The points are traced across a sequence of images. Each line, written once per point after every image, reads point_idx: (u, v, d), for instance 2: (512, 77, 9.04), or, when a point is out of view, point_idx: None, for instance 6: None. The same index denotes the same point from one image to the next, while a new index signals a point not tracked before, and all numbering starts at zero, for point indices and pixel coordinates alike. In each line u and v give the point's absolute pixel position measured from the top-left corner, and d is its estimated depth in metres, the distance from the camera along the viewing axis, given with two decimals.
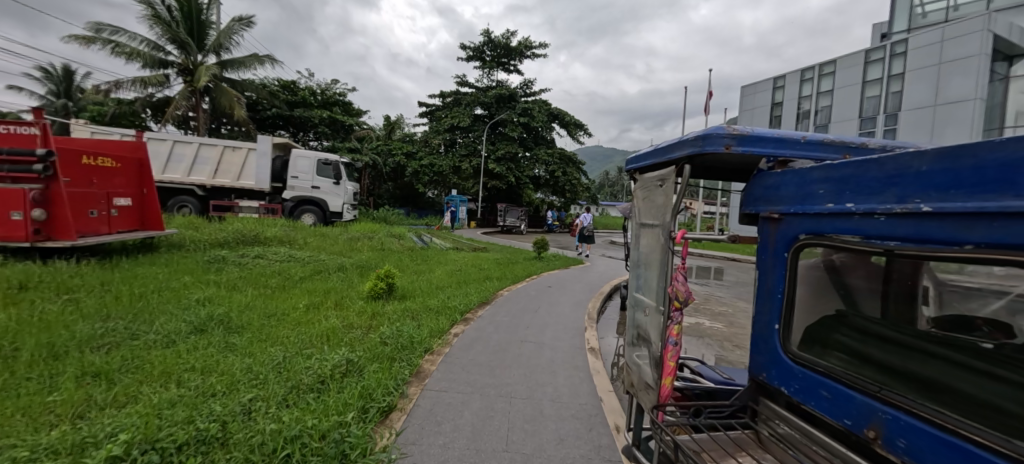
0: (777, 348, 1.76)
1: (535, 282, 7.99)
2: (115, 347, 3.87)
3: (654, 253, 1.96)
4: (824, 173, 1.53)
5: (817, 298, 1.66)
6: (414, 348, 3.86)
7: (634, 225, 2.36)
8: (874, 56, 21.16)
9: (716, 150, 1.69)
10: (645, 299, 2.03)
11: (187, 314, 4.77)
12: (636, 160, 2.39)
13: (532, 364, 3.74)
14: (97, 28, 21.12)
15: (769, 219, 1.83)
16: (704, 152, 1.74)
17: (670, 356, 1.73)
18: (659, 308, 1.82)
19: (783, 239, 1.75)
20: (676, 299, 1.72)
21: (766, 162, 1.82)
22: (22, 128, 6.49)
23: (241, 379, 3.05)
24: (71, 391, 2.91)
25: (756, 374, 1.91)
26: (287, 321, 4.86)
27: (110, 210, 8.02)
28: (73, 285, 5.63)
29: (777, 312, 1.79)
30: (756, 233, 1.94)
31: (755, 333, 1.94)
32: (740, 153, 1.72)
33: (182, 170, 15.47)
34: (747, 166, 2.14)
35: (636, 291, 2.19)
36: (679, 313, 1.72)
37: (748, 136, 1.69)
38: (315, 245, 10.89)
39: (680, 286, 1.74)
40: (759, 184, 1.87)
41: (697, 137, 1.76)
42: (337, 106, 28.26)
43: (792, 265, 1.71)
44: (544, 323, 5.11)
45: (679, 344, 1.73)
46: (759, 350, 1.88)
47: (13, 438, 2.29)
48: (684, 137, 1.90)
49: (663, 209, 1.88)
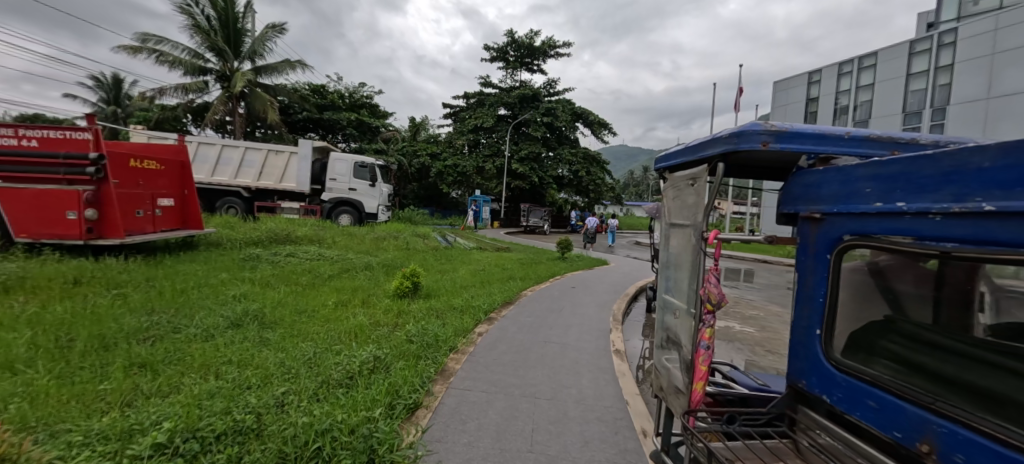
0: (818, 354, 1.69)
1: (558, 283, 7.95)
2: (159, 339, 4.09)
3: (685, 254, 1.90)
4: (870, 170, 1.45)
5: (863, 302, 1.57)
6: (439, 346, 3.91)
7: (663, 226, 2.30)
8: (919, 47, 20.11)
9: (752, 148, 1.63)
10: (675, 301, 1.98)
11: (224, 310, 5.00)
12: (666, 160, 2.33)
13: (556, 365, 3.73)
14: (143, 38, 22.49)
15: (810, 219, 1.75)
16: (738, 150, 1.68)
17: (702, 360, 1.67)
18: (690, 311, 1.77)
19: (824, 240, 1.68)
20: (709, 302, 1.66)
21: (806, 160, 1.75)
22: (77, 134, 6.92)
23: (275, 373, 3.16)
24: (121, 380, 3.10)
25: (794, 381, 1.83)
26: (317, 317, 5.01)
27: (155, 210, 8.48)
28: (121, 281, 5.99)
29: (817, 317, 1.71)
30: (795, 234, 1.85)
31: (793, 339, 1.86)
32: (777, 150, 1.65)
33: (230, 172, 16.21)
34: (784, 164, 2.06)
35: (666, 292, 2.15)
36: (711, 316, 1.66)
37: (786, 133, 1.62)
38: (343, 244, 11.21)
39: (713, 288, 1.67)
40: (798, 183, 1.79)
41: (731, 134, 1.70)
42: (365, 108, 28.97)
43: (834, 269, 1.63)
44: (568, 323, 5.09)
45: (710, 348, 1.67)
46: (798, 357, 1.80)
47: (69, 423, 2.45)
48: (717, 134, 1.85)
49: (694, 207, 1.83)
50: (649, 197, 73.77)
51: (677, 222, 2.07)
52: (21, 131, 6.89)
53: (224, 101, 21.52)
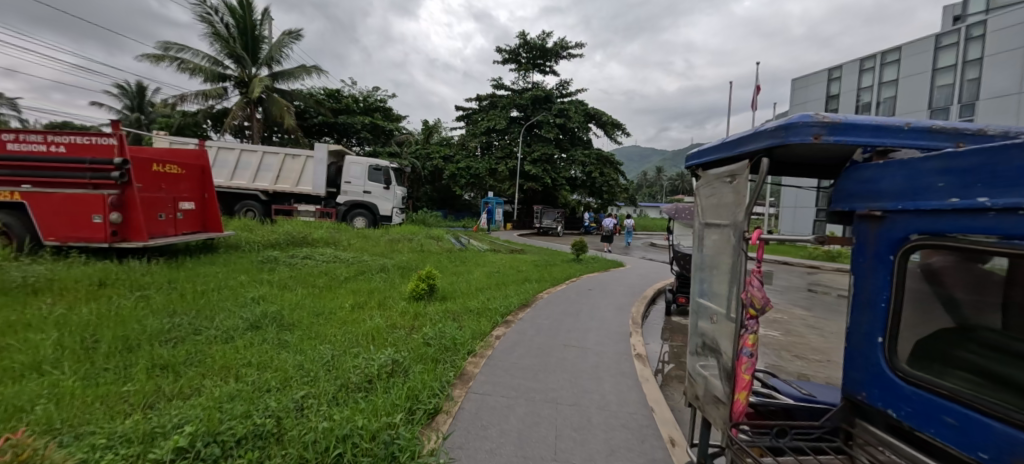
0: (881, 364, 1.57)
1: (574, 285, 7.84)
2: (180, 341, 4.12)
3: (722, 255, 1.82)
4: (942, 163, 1.33)
5: (933, 308, 1.47)
6: (457, 350, 3.86)
7: (697, 226, 2.21)
8: (946, 41, 19.62)
9: (805, 141, 1.54)
10: (711, 306, 1.89)
11: (244, 311, 5.04)
12: (700, 155, 2.25)
13: (576, 369, 3.64)
14: (165, 47, 23.14)
15: (868, 218, 1.62)
16: (786, 144, 1.60)
17: (744, 368, 1.58)
18: (729, 314, 1.68)
19: (885, 240, 1.56)
20: (751, 306, 1.56)
21: (862, 153, 1.65)
22: (102, 139, 7.10)
23: (294, 375, 3.15)
24: (143, 382, 3.12)
25: (851, 393, 1.72)
26: (334, 319, 5.01)
27: (177, 214, 8.66)
28: (145, 283, 6.09)
29: (879, 324, 1.58)
30: (851, 235, 1.73)
31: (850, 347, 1.74)
32: (831, 143, 1.55)
33: (248, 176, 16.51)
34: (827, 159, 1.95)
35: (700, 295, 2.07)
36: (754, 321, 1.57)
37: (841, 124, 1.52)
38: (359, 246, 11.28)
39: (756, 292, 1.56)
40: (853, 178, 1.69)
41: (778, 127, 1.62)
42: (378, 111, 29.30)
43: (899, 272, 1.52)
44: (587, 326, 4.99)
45: (754, 355, 1.58)
46: (856, 367, 1.69)
47: (92, 425, 2.45)
48: (760, 127, 1.77)
49: (733, 204, 1.74)
50: (663, 198, 72.97)
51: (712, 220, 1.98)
52: (50, 137, 7.10)
53: (242, 106, 22.02)
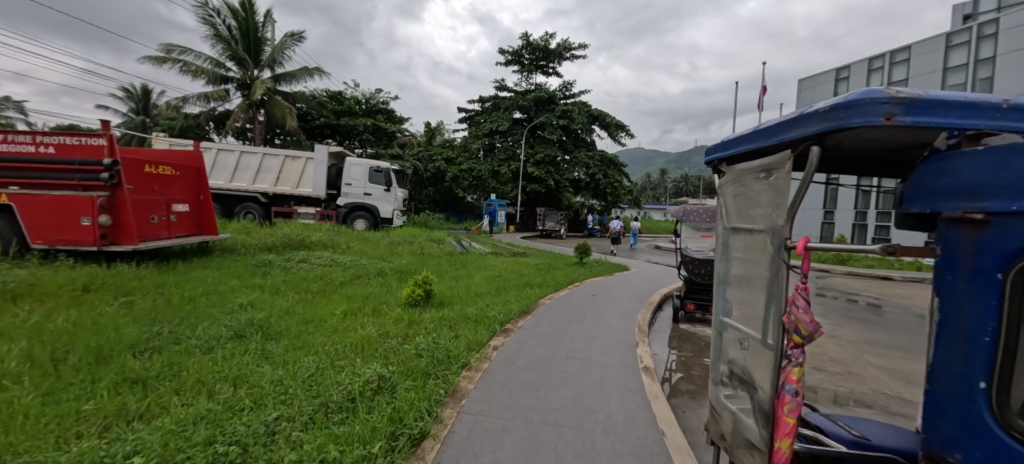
0: (986, 417, 1.17)
1: (578, 290, 7.55)
2: (157, 352, 3.87)
3: (756, 269, 1.56)
4: None
5: None
6: (450, 363, 3.57)
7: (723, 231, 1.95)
8: (957, 40, 19.45)
9: (877, 123, 1.24)
10: (742, 328, 1.64)
11: (230, 319, 4.78)
12: (727, 148, 1.98)
13: (580, 385, 3.36)
14: (168, 49, 23.16)
15: (962, 222, 1.21)
16: (847, 127, 1.33)
17: (788, 410, 1.31)
18: (766, 341, 1.43)
19: (988, 250, 1.14)
20: (796, 333, 1.30)
21: (946, 138, 1.29)
22: (92, 140, 6.91)
23: (270, 393, 2.89)
24: (107, 400, 2.86)
25: (939, 451, 1.31)
26: (324, 327, 4.76)
27: (170, 216, 8.46)
28: (132, 287, 5.86)
29: (980, 365, 1.18)
30: (934, 240, 1.33)
31: (933, 390, 1.33)
32: (906, 125, 1.24)
33: (247, 178, 16.35)
34: (877, 148, 1.64)
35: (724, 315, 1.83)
36: (799, 351, 1.31)
37: (921, 100, 1.21)
38: (357, 249, 11.06)
39: (802, 315, 1.29)
40: (932, 170, 1.33)
41: (838, 106, 1.34)
42: (380, 113, 29.19)
43: (1008, 294, 1.12)
44: (591, 336, 4.70)
45: (799, 394, 1.31)
46: (945, 417, 1.28)
47: (37, 454, 2.20)
48: (808, 110, 1.50)
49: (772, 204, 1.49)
50: (667, 200, 72.54)
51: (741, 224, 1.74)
52: (39, 137, 6.92)
53: (243, 109, 21.97)
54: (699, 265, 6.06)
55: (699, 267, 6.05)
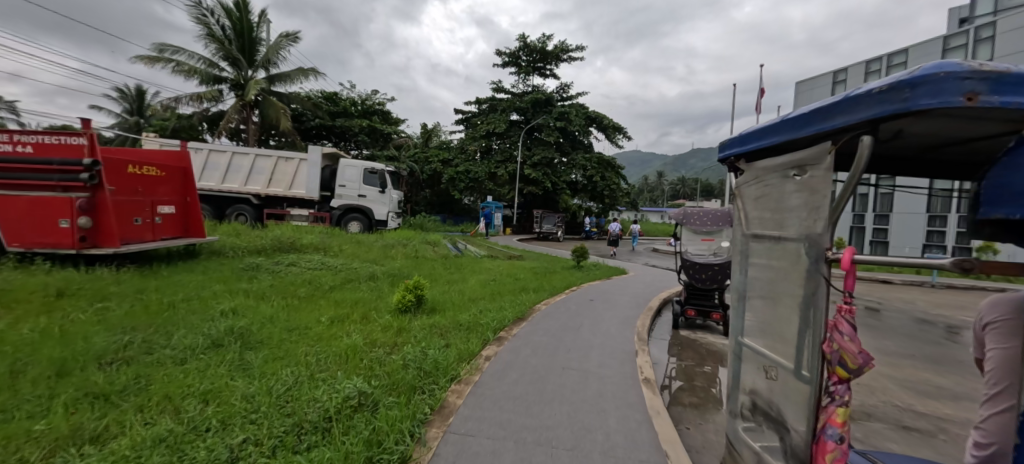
0: None
1: (574, 295, 7.34)
2: (126, 362, 3.64)
3: (790, 297, 1.58)
4: None
5: None
6: (438, 376, 3.35)
7: (747, 239, 1.94)
8: (954, 43, 19.71)
9: (956, 105, 1.04)
10: (777, 355, 1.65)
11: (208, 327, 4.53)
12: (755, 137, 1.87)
13: (577, 400, 3.14)
14: (160, 48, 22.88)
15: None
16: (911, 111, 1.15)
17: (831, 451, 1.33)
18: (802, 373, 1.48)
19: None
20: (839, 369, 1.31)
21: None
22: (72, 139, 6.65)
23: (241, 410, 2.67)
24: (62, 419, 2.64)
25: None
26: (308, 336, 4.53)
27: (155, 218, 8.23)
28: (109, 292, 5.61)
29: None
30: None
31: None
32: (989, 108, 1.05)
33: (239, 179, 16.06)
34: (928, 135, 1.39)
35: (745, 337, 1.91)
36: (843, 386, 1.32)
37: (1006, 77, 1.02)
38: (350, 252, 10.80)
39: (847, 347, 1.29)
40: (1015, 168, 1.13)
41: (901, 85, 1.16)
42: (377, 115, 28.96)
43: None
44: (589, 344, 4.49)
45: (843, 436, 1.33)
46: None
47: None
48: (857, 91, 1.34)
49: (806, 219, 1.50)
50: (664, 203, 72.53)
51: (766, 234, 1.77)
52: (16, 136, 6.67)
53: (238, 110, 21.86)
54: (700, 269, 5.80)
55: (699, 272, 5.78)
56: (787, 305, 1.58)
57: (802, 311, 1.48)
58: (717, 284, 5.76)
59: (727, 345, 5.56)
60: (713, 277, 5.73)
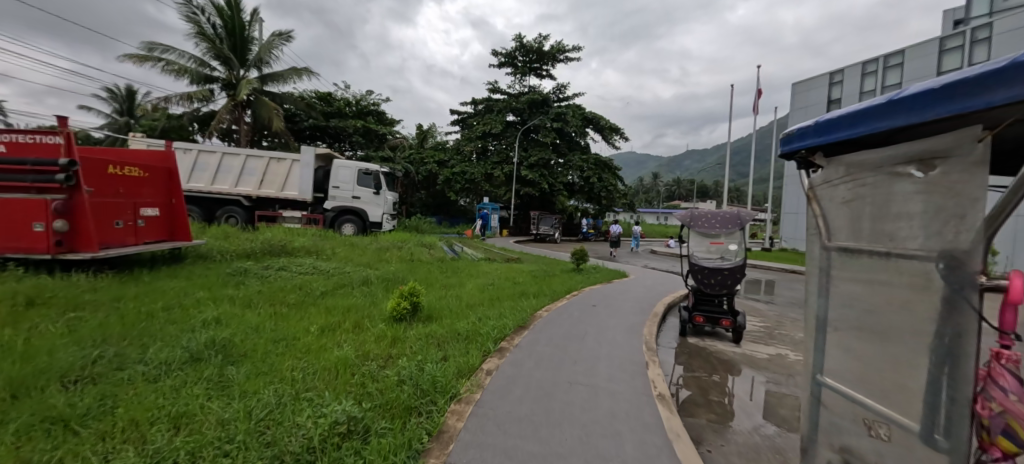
0: None
1: (576, 300, 7.06)
2: (93, 381, 3.33)
3: (911, 339, 1.37)
4: None
5: None
6: (436, 394, 3.08)
7: (831, 250, 1.70)
8: (950, 44, 20.13)
9: None
10: (883, 407, 1.46)
11: (186, 339, 4.22)
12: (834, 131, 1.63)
13: (589, 421, 2.87)
14: (149, 47, 22.45)
15: None
16: None
17: None
18: (934, 436, 1.29)
19: None
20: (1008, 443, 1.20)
21: None
22: (48, 138, 6.31)
23: (214, 440, 2.39)
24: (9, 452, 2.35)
25: None
26: (295, 348, 4.23)
27: (137, 221, 7.89)
28: (84, 300, 5.27)
29: None
30: None
31: None
32: None
33: (230, 180, 15.66)
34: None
35: (825, 373, 1.73)
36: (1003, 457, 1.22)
37: None
38: (343, 256, 10.47)
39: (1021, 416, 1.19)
40: None
41: None
42: (371, 115, 28.61)
43: None
44: (596, 355, 4.23)
45: None
46: None
47: None
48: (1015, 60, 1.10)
49: (941, 237, 1.28)
50: (659, 204, 72.64)
51: (861, 250, 1.56)
52: None
53: (230, 110, 21.56)
54: (709, 274, 5.56)
55: (708, 277, 5.56)
56: (903, 344, 1.39)
57: (933, 358, 1.29)
58: (726, 290, 5.54)
59: (738, 354, 5.29)
60: (722, 282, 5.51)
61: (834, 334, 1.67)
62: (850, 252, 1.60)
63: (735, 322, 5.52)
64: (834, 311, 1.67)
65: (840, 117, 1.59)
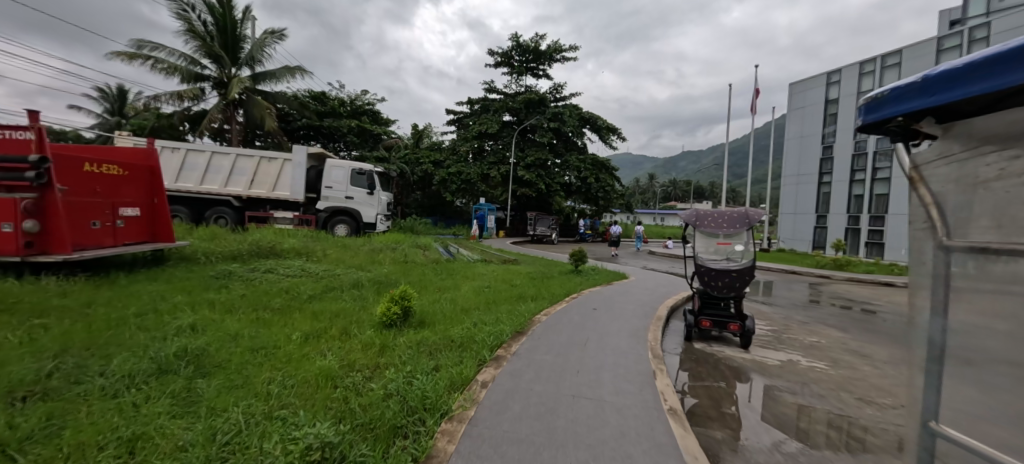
0: None
1: (576, 303, 6.75)
2: (44, 399, 3.01)
3: None
4: None
5: None
6: (425, 412, 2.78)
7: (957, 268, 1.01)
8: (948, 44, 20.10)
9: None
10: None
11: (154, 348, 3.87)
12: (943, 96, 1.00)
13: (595, 443, 2.57)
14: (138, 45, 22.04)
15: None
16: None
17: None
18: None
19: None
20: None
21: None
22: (18, 134, 5.97)
23: None
24: None
25: None
26: (275, 358, 3.91)
27: (116, 221, 7.54)
28: (51, 306, 4.92)
29: None
30: None
31: None
32: None
33: (219, 180, 15.27)
34: None
35: (945, 420, 1.03)
36: None
37: None
38: (334, 258, 10.13)
39: None
40: None
41: None
42: (366, 115, 28.28)
43: None
44: (600, 364, 3.93)
45: None
46: None
47: None
48: None
49: None
50: (656, 205, 72.65)
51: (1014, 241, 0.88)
52: None
53: (222, 109, 21.20)
54: (716, 276, 5.28)
55: (715, 279, 5.28)
56: None
57: None
58: (734, 292, 5.26)
59: (748, 360, 5.01)
60: (730, 285, 5.23)
61: (970, 367, 0.98)
62: (993, 252, 0.93)
63: (743, 326, 5.24)
64: (966, 334, 0.99)
65: (964, 66, 0.94)
